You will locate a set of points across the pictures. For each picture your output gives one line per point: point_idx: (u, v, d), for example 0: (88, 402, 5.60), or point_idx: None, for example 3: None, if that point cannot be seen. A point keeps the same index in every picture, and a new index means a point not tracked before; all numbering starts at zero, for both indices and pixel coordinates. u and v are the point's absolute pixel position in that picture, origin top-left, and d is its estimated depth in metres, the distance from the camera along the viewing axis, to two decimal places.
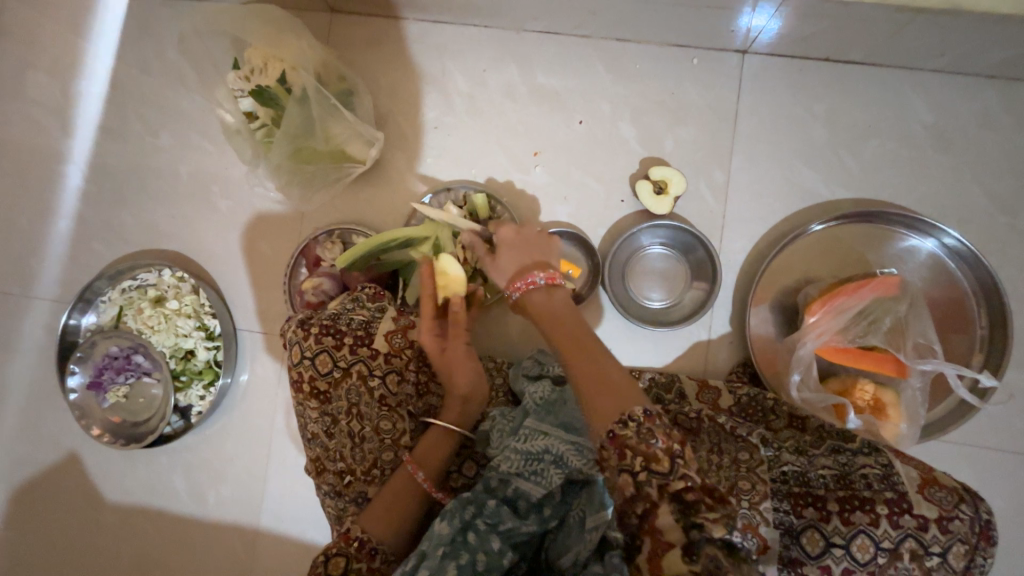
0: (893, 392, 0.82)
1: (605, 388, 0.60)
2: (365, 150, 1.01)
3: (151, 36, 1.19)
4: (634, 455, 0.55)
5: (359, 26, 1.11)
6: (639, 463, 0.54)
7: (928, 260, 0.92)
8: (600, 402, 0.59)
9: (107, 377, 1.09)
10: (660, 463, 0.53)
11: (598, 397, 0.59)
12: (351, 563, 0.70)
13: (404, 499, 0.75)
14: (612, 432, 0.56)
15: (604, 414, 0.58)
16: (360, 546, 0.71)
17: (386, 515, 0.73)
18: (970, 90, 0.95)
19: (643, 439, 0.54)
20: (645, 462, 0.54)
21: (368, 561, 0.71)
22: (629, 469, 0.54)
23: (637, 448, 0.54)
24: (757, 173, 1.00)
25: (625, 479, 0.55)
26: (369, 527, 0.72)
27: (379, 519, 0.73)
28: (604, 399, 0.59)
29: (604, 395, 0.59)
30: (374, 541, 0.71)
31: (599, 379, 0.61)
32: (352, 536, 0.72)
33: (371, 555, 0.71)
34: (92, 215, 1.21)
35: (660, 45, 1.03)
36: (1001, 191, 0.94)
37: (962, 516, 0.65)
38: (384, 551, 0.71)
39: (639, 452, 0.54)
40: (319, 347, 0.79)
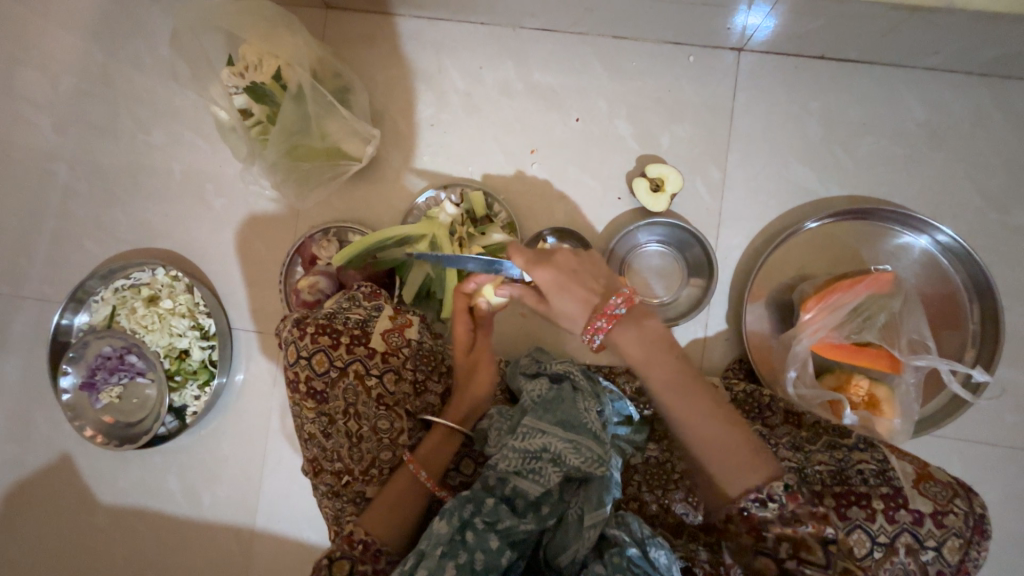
0: (887, 387, 0.82)
1: (732, 459, 0.63)
2: (361, 148, 1.01)
3: (143, 32, 1.18)
4: (778, 540, 0.61)
5: (354, 22, 1.10)
6: (785, 548, 0.61)
7: (921, 256, 0.92)
8: (731, 477, 0.63)
9: (101, 377, 1.09)
10: (811, 550, 0.60)
11: (726, 474, 0.63)
12: (356, 565, 0.71)
13: (405, 501, 0.76)
14: (747, 513, 0.61)
15: (736, 493, 0.63)
16: (364, 548, 0.72)
17: (389, 517, 0.74)
18: (963, 88, 0.96)
19: (783, 523, 0.60)
20: (793, 547, 0.61)
21: (374, 563, 0.72)
22: (771, 552, 0.61)
23: (785, 535, 0.61)
24: (753, 170, 1.00)
25: (766, 561, 0.62)
26: (372, 529, 0.73)
27: (382, 521, 0.74)
28: (734, 478, 0.63)
29: (731, 472, 0.63)
30: (378, 542, 0.72)
31: (730, 455, 0.63)
32: (356, 539, 0.73)
33: (376, 556, 0.72)
34: (84, 213, 1.20)
35: (657, 43, 1.03)
36: (993, 188, 0.94)
37: (956, 510, 0.66)
38: (388, 551, 0.73)
39: (787, 537, 0.61)
40: (315, 346, 0.79)
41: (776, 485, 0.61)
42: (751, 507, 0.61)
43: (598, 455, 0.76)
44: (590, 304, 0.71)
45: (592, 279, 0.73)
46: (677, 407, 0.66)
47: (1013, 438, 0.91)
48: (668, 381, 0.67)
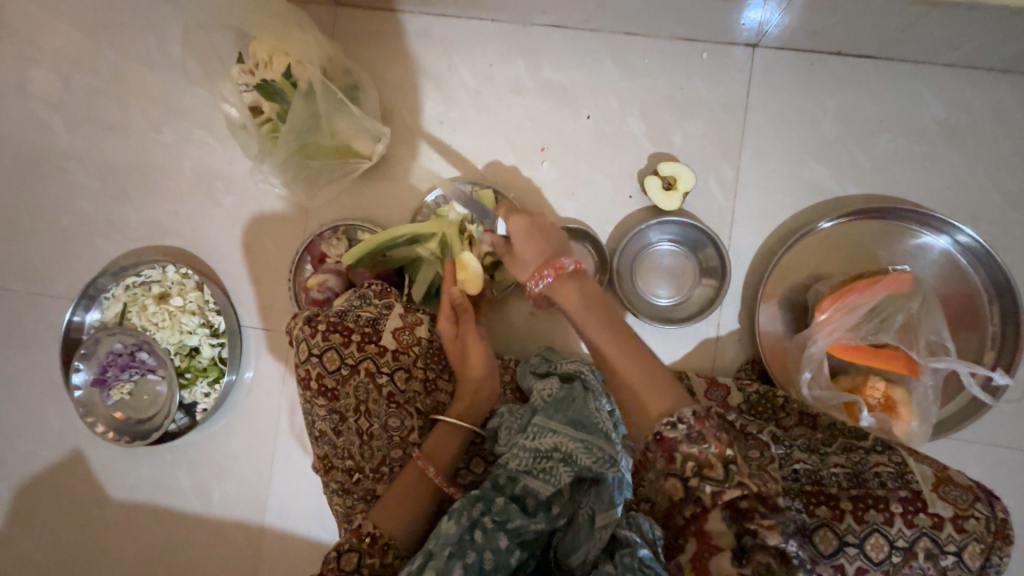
0: (904, 389, 0.81)
1: (649, 387, 0.63)
2: (371, 145, 1.01)
3: (153, 29, 1.18)
4: (684, 459, 0.57)
5: (364, 20, 1.10)
6: (691, 467, 0.57)
7: (939, 257, 0.91)
8: (644, 410, 0.62)
9: (112, 373, 1.09)
10: (713, 468, 0.56)
11: (642, 403, 0.62)
12: (365, 558, 0.68)
13: (415, 494, 0.75)
14: (659, 434, 0.59)
15: (652, 417, 0.61)
16: (373, 541, 0.70)
17: (399, 510, 0.73)
18: (983, 85, 0.94)
19: (691, 443, 0.57)
20: (697, 466, 0.57)
21: (382, 557, 0.69)
22: (676, 473, 0.58)
23: (687, 453, 0.57)
24: (766, 168, 0.99)
25: (674, 482, 0.58)
26: (382, 522, 0.71)
27: (392, 514, 0.72)
28: (652, 403, 0.61)
29: (646, 397, 0.62)
30: (387, 536, 0.70)
31: (647, 382, 0.63)
32: (366, 531, 0.70)
33: (385, 550, 0.69)
34: (95, 211, 1.20)
35: (669, 39, 1.02)
36: (1014, 187, 0.93)
37: (978, 515, 0.64)
38: (397, 546, 0.70)
39: (690, 456, 0.57)
40: (327, 343, 0.78)
41: (683, 407, 0.59)
42: (663, 429, 0.59)
43: (610, 456, 0.76)
44: (539, 258, 0.76)
45: (550, 241, 0.79)
46: (603, 349, 0.68)
47: None
48: (598, 323, 0.70)
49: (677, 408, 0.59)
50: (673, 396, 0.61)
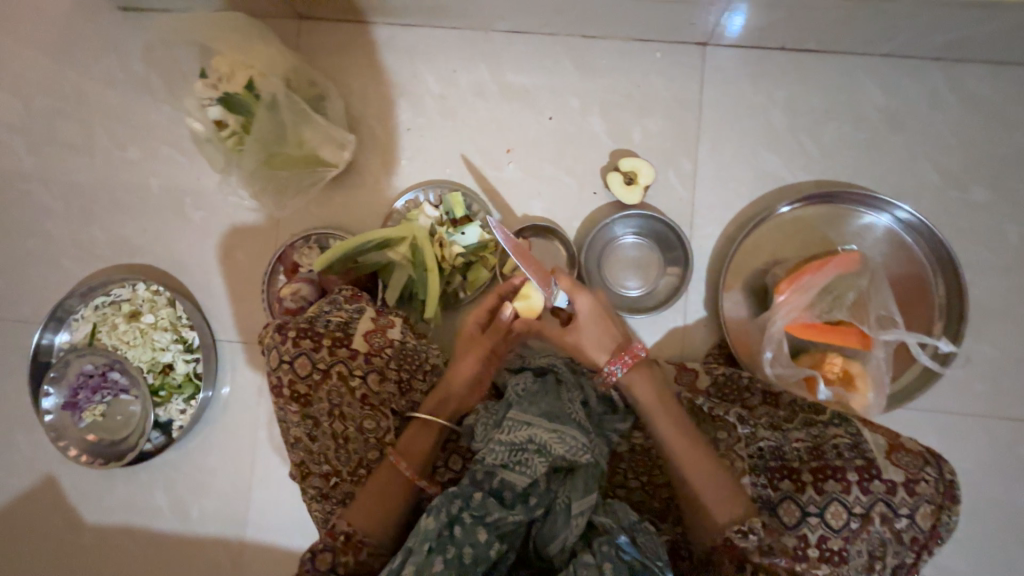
0: (860, 363, 0.85)
1: (721, 492, 0.69)
2: (336, 153, 1.01)
3: (114, 48, 1.17)
4: (754, 568, 0.67)
5: (328, 31, 1.11)
6: (761, 575, 0.67)
7: (887, 236, 0.95)
8: (712, 511, 0.69)
9: (83, 396, 1.08)
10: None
11: (719, 506, 0.68)
12: (339, 555, 0.72)
13: (385, 494, 0.76)
14: (731, 542, 0.67)
15: (720, 525, 0.68)
16: (346, 539, 0.73)
17: (371, 510, 0.75)
18: (918, 73, 0.99)
19: (762, 555, 0.67)
20: (766, 574, 0.67)
21: (356, 554, 0.73)
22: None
23: (760, 564, 0.67)
24: (722, 160, 1.03)
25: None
26: (354, 520, 0.74)
27: (364, 514, 0.74)
28: (721, 510, 0.68)
29: (718, 502, 0.68)
30: (360, 534, 0.73)
31: (718, 485, 0.69)
32: (339, 530, 0.73)
33: (359, 547, 0.73)
34: (60, 232, 1.19)
35: (624, 40, 1.05)
36: (952, 167, 0.98)
37: (927, 478, 0.68)
38: (370, 543, 0.73)
39: (760, 565, 0.67)
40: (297, 350, 0.79)
41: (754, 518, 0.67)
42: (735, 537, 0.67)
43: (582, 445, 0.77)
44: (608, 343, 0.81)
45: (617, 326, 0.82)
46: (679, 448, 0.73)
47: (983, 407, 0.94)
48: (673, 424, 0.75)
49: (745, 515, 0.67)
50: (746, 507, 0.68)
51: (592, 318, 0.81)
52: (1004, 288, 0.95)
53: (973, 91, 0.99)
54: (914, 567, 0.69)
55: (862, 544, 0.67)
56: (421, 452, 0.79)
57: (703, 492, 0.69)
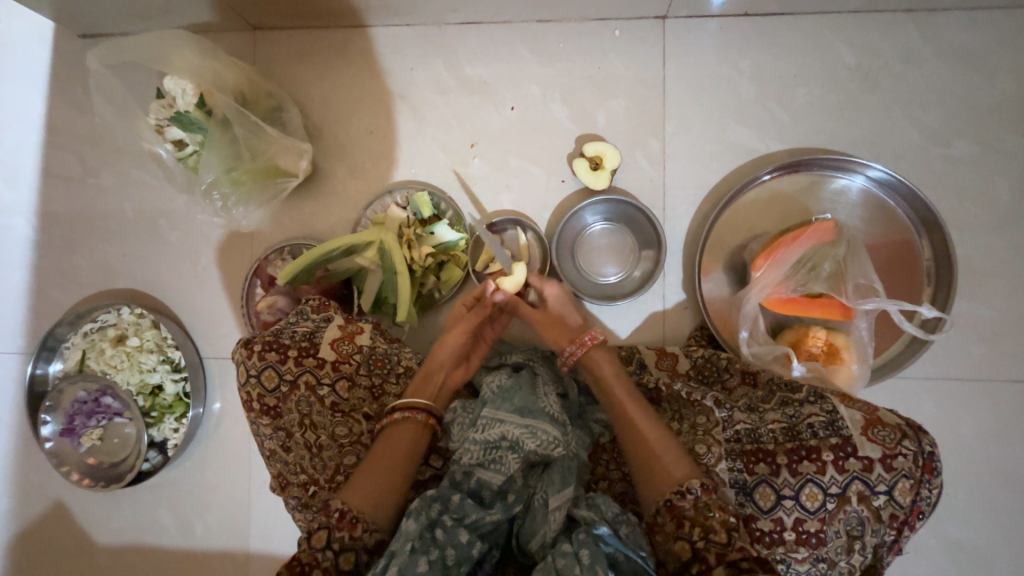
0: (843, 334, 0.82)
1: (668, 457, 0.70)
2: (296, 162, 1.01)
3: (80, 76, 1.19)
4: (691, 523, 0.64)
5: (283, 40, 1.10)
6: (698, 532, 0.63)
7: (866, 200, 0.92)
8: (655, 476, 0.70)
9: (79, 422, 1.10)
10: (719, 533, 0.62)
11: (665, 471, 0.69)
12: (334, 533, 0.69)
13: (383, 470, 0.75)
14: (669, 501, 0.67)
15: (661, 489, 0.68)
16: (342, 516, 0.70)
17: (367, 486, 0.73)
18: (890, 26, 0.95)
19: (699, 510, 0.65)
20: (704, 531, 0.63)
21: (351, 531, 0.69)
22: (687, 536, 0.64)
23: (696, 518, 0.64)
24: (691, 136, 0.99)
25: (683, 544, 0.64)
26: (350, 498, 0.72)
27: (361, 491, 0.73)
28: (667, 471, 0.69)
29: (665, 468, 0.69)
30: (355, 510, 0.71)
31: (667, 452, 0.71)
32: (334, 508, 0.71)
33: (353, 524, 0.70)
34: (47, 264, 1.21)
35: (582, 21, 1.02)
36: (932, 123, 0.94)
37: (905, 453, 0.66)
38: (365, 519, 0.71)
39: (698, 521, 0.64)
40: (264, 363, 0.82)
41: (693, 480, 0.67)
42: (674, 498, 0.67)
43: (555, 439, 0.76)
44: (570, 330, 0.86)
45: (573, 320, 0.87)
46: (631, 415, 0.75)
47: (979, 370, 0.90)
48: (632, 397, 0.77)
49: (686, 479, 0.67)
50: (688, 468, 0.69)
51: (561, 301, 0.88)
52: (995, 245, 0.91)
53: (949, 40, 0.93)
54: (895, 544, 0.67)
55: (839, 524, 0.66)
56: (418, 432, 0.79)
57: (647, 453, 0.71)
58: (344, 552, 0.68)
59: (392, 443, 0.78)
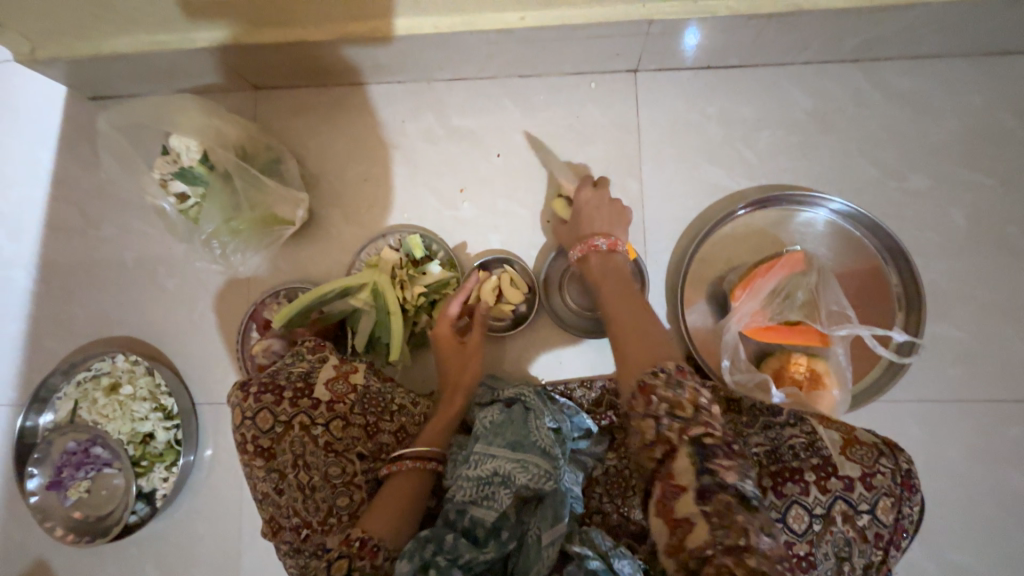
0: (823, 360, 0.86)
1: (643, 346, 0.74)
2: (293, 211, 1.05)
3: (88, 135, 1.25)
4: (659, 400, 0.67)
5: (283, 98, 1.18)
6: (667, 409, 0.66)
7: (834, 231, 0.97)
8: (632, 353, 0.74)
9: (68, 474, 1.08)
10: (686, 411, 0.67)
11: (646, 344, 0.73)
12: (354, 562, 0.69)
13: (405, 497, 0.78)
14: (643, 381, 0.70)
15: (634, 367, 0.72)
16: (362, 544, 0.71)
17: (387, 514, 0.75)
18: (839, 75, 1.04)
19: (669, 389, 0.68)
20: (672, 408, 0.67)
21: (373, 559, 0.70)
22: (654, 414, 0.67)
23: (666, 396, 0.67)
24: (666, 176, 1.06)
25: (650, 422, 0.67)
26: (371, 526, 0.73)
27: (382, 518, 0.74)
28: (639, 356, 0.74)
29: (638, 354, 0.74)
30: (376, 537, 0.72)
31: (645, 341, 0.75)
32: (353, 537, 0.71)
33: (374, 551, 0.70)
34: (43, 313, 1.23)
35: (560, 75, 1.11)
36: (887, 159, 1.01)
37: (883, 470, 0.68)
38: (386, 546, 0.72)
39: (667, 399, 0.67)
40: (259, 405, 0.83)
41: (669, 362, 0.70)
42: (647, 379, 0.70)
43: (546, 472, 0.78)
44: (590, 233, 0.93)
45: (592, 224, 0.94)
46: (618, 308, 0.82)
47: (958, 391, 0.92)
48: (618, 293, 0.84)
49: (659, 360, 0.71)
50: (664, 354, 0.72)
51: (592, 206, 0.97)
52: (958, 270, 0.96)
53: (894, 85, 1.03)
54: (883, 564, 0.67)
55: (827, 546, 0.67)
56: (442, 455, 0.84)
57: (631, 341, 0.75)
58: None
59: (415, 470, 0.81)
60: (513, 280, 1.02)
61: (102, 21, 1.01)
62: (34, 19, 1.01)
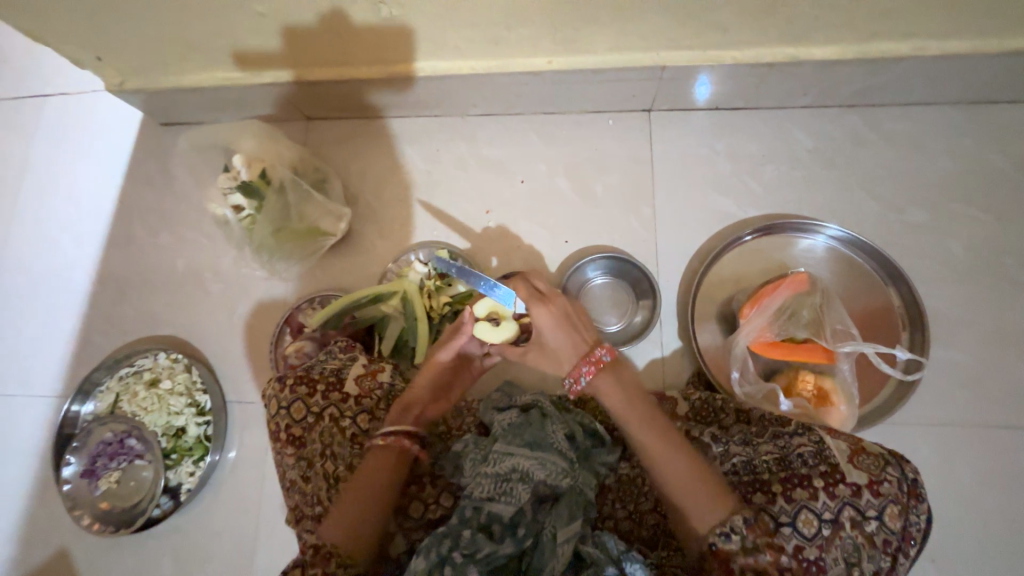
0: (829, 377, 0.90)
1: (702, 497, 0.70)
2: (336, 224, 1.16)
3: (156, 155, 1.41)
4: (743, 568, 0.68)
5: (331, 126, 1.32)
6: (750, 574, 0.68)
7: (837, 257, 1.03)
8: (696, 511, 0.70)
9: (101, 463, 1.14)
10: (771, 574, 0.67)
11: (707, 501, 0.69)
12: (309, 567, 0.76)
13: (353, 500, 0.79)
14: (715, 546, 0.68)
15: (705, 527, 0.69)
16: (315, 551, 0.78)
17: (341, 520, 0.78)
18: (838, 118, 1.14)
19: (746, 555, 0.68)
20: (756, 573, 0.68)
21: (324, 565, 0.76)
22: None
23: (746, 564, 0.68)
24: (677, 204, 1.15)
25: None
26: (324, 533, 0.78)
27: (332, 525, 0.78)
28: (701, 511, 0.70)
29: (700, 509, 0.70)
30: (326, 544, 0.77)
31: (701, 488, 0.70)
32: (310, 543, 0.79)
33: (326, 558, 0.76)
34: (96, 313, 1.33)
35: (581, 113, 1.23)
36: (886, 194, 1.08)
37: (889, 479, 0.72)
38: (337, 553, 0.76)
39: (748, 565, 0.68)
40: (294, 396, 0.90)
41: (737, 518, 0.68)
42: (718, 540, 0.68)
43: (563, 469, 0.82)
44: (578, 352, 0.82)
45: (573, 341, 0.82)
46: (652, 448, 0.74)
47: (969, 416, 0.94)
48: (645, 425, 0.75)
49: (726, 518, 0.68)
50: (725, 505, 0.69)
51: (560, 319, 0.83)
52: (961, 298, 1.00)
53: (889, 128, 1.12)
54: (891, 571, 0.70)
55: (836, 551, 0.69)
56: (392, 452, 0.84)
57: (689, 496, 0.70)
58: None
59: (364, 469, 0.82)
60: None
61: (187, 59, 1.17)
62: (130, 56, 1.18)
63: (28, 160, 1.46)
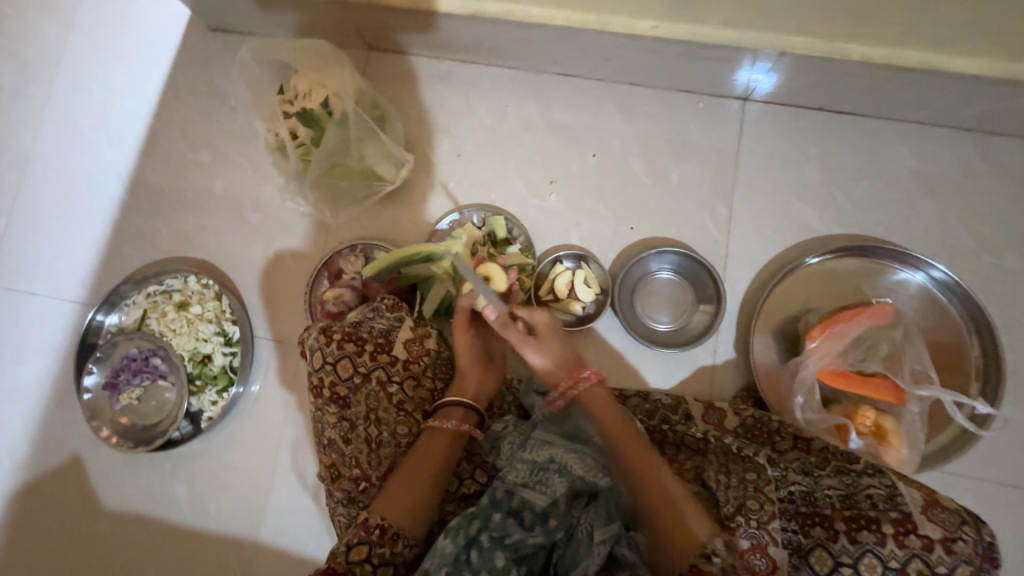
0: (893, 418, 0.86)
1: (682, 511, 0.70)
2: (394, 171, 1.09)
3: (201, 63, 1.30)
4: None
5: (393, 61, 1.21)
6: None
7: (918, 292, 0.97)
8: (675, 530, 0.69)
9: (124, 377, 1.12)
10: None
11: (683, 514, 0.69)
12: (375, 547, 0.71)
13: (417, 479, 0.76)
14: (695, 565, 0.66)
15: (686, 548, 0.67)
16: (382, 532, 0.72)
17: (404, 501, 0.74)
18: (950, 140, 1.04)
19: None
20: None
21: (393, 546, 0.72)
22: None
23: None
24: (756, 206, 1.07)
25: None
26: (389, 514, 0.73)
27: (398, 505, 0.74)
28: (682, 528, 0.68)
29: (681, 526, 0.69)
30: (395, 526, 0.72)
31: (676, 504, 0.70)
32: (373, 524, 0.72)
33: (394, 539, 0.72)
34: (126, 224, 1.28)
35: (668, 90, 1.13)
36: (985, 232, 1.01)
37: (964, 538, 0.70)
38: (405, 536, 0.72)
39: None
40: (341, 353, 0.85)
41: (718, 539, 0.67)
42: (699, 562, 0.66)
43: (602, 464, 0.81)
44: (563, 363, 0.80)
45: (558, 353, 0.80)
46: (631, 460, 0.73)
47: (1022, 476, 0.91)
48: (621, 435, 0.75)
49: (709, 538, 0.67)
50: (705, 527, 0.68)
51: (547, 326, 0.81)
52: None
53: (1004, 160, 1.02)
54: None
55: None
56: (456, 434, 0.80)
57: (665, 507, 0.70)
58: (384, 564, 0.72)
59: (422, 449, 0.79)
60: (586, 278, 1.03)
61: None
62: None
63: (64, 45, 1.35)
